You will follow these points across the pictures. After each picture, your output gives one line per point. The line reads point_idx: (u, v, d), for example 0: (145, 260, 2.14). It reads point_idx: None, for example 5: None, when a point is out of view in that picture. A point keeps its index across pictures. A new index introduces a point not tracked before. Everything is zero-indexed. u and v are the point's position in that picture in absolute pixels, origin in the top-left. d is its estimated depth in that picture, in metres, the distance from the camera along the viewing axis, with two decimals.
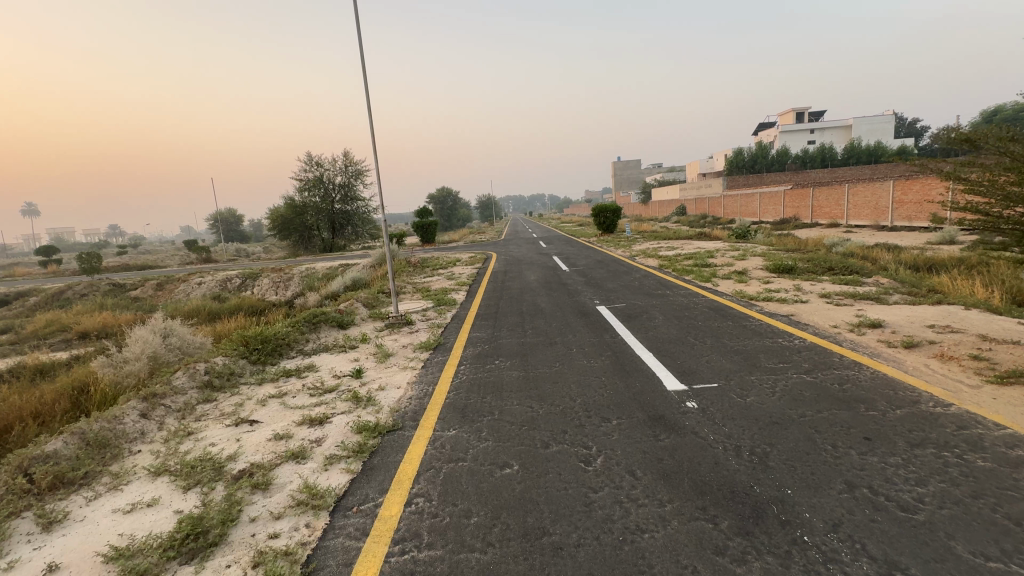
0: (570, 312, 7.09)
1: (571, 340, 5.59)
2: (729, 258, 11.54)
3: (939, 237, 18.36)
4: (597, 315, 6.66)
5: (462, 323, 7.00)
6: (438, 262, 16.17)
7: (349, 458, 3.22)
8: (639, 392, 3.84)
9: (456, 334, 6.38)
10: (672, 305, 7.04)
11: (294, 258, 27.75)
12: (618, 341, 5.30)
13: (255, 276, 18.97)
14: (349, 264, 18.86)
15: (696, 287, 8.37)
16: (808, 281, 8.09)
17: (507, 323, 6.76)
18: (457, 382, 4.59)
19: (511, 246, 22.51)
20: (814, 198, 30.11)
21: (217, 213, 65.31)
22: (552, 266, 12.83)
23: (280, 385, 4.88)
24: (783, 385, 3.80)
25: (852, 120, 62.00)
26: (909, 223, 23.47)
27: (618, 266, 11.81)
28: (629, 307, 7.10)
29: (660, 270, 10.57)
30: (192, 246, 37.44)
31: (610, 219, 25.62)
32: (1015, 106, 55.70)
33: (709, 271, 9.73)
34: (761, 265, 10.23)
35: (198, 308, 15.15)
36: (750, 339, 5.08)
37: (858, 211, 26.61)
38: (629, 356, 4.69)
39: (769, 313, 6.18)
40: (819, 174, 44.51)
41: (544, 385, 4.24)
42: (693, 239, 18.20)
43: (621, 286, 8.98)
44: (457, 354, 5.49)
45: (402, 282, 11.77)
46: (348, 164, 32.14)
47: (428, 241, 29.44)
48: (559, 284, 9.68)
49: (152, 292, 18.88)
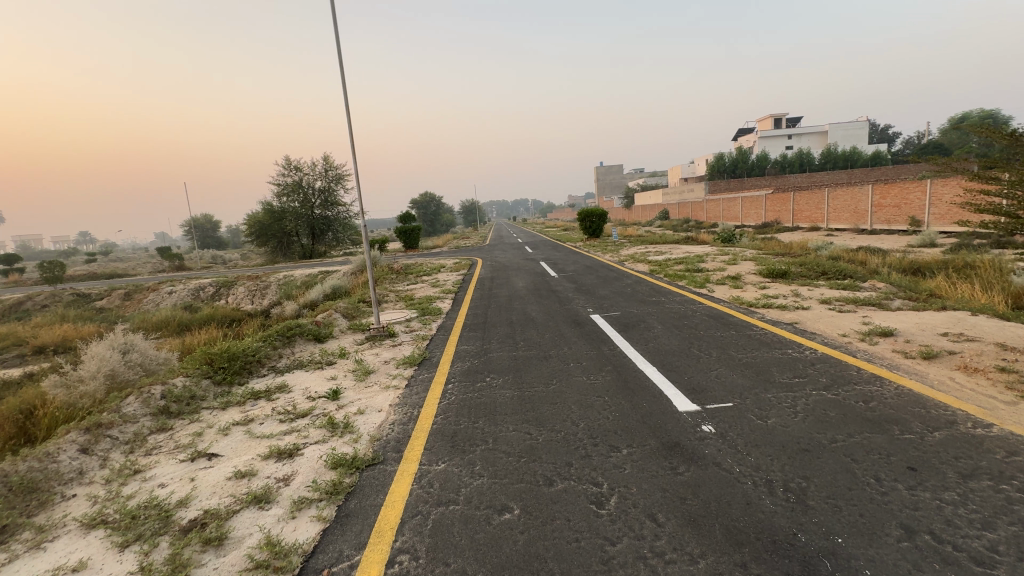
0: (563, 321, 6.71)
1: (568, 353, 5.21)
2: (720, 263, 11.34)
3: (920, 240, 18.57)
4: (592, 325, 6.29)
5: (448, 335, 6.56)
6: (422, 269, 15.67)
7: (321, 503, 2.77)
8: (648, 414, 3.48)
9: (442, 347, 5.94)
10: (669, 313, 6.72)
11: (272, 265, 26.90)
12: (618, 354, 4.94)
13: (230, 284, 18.20)
14: (329, 271, 18.23)
15: (691, 293, 8.08)
16: (805, 286, 7.89)
17: (497, 334, 6.36)
18: (445, 403, 4.15)
19: (496, 251, 22.10)
20: (794, 202, 30.46)
21: (193, 219, 63.61)
22: (540, 272, 12.46)
23: (246, 411, 4.37)
24: (803, 404, 3.48)
25: (828, 126, 63.43)
26: (889, 226, 23.82)
27: (608, 271, 11.50)
28: (625, 315, 6.75)
29: (651, 276, 10.29)
30: (166, 252, 36.16)
31: (596, 224, 25.43)
32: (981, 114, 57.73)
33: (702, 276, 9.49)
34: (753, 270, 10.04)
35: (167, 319, 14.37)
36: (758, 350, 4.77)
37: (838, 215, 26.97)
38: (632, 372, 4.33)
39: (772, 321, 5.90)
40: (798, 178, 45.27)
41: (542, 406, 3.85)
42: (680, 244, 18.09)
43: (613, 292, 8.66)
44: (445, 370, 5.05)
45: (385, 291, 11.26)
46: (329, 168, 31.39)
47: (412, 247, 28.86)
48: (549, 291, 9.32)
49: (119, 302, 17.96)
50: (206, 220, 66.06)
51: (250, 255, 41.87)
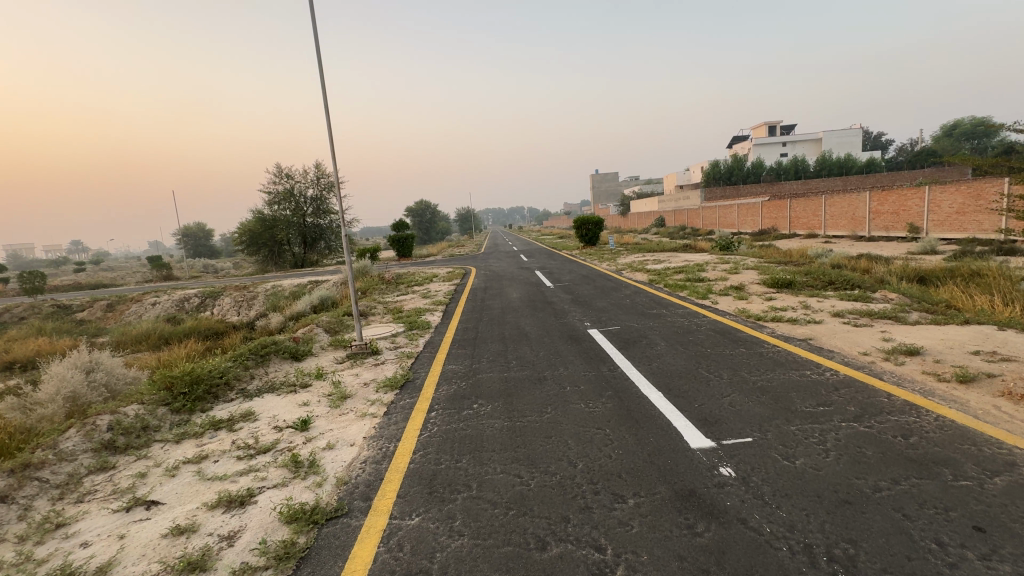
0: (559, 337, 6.26)
1: (563, 374, 4.76)
2: (721, 272, 10.94)
3: (920, 247, 18.31)
4: (589, 341, 5.84)
5: (435, 353, 6.08)
6: (414, 279, 15.22)
7: (267, 572, 2.30)
8: (656, 452, 3.03)
9: (427, 368, 5.47)
10: (672, 327, 6.29)
11: (262, 274, 26.35)
12: (618, 376, 4.50)
13: (216, 295, 17.66)
14: (318, 280, 17.75)
15: (693, 305, 7.67)
16: (813, 297, 7.50)
17: (487, 352, 5.90)
18: (425, 436, 3.68)
19: (490, 260, 21.66)
20: (791, 209, 30.26)
21: (186, 228, 63.37)
22: (535, 282, 12.03)
23: (203, 445, 3.87)
24: (833, 440, 3.04)
25: (822, 134, 63.72)
26: (887, 233, 23.60)
27: (606, 281, 11.09)
28: (625, 330, 6.32)
29: (650, 286, 9.90)
30: (155, 261, 35.49)
31: (592, 231, 25.08)
32: (974, 121, 58.13)
33: (704, 287, 9.10)
34: (756, 279, 9.66)
35: (148, 332, 13.82)
36: (772, 371, 4.33)
37: (835, 221, 26.75)
38: (634, 398, 3.88)
39: (784, 337, 5.47)
40: (793, 185, 45.29)
41: (534, 440, 3.39)
42: (678, 252, 17.76)
43: (611, 304, 8.23)
44: (428, 395, 4.58)
45: (372, 302, 10.79)
46: (321, 176, 30.98)
47: (405, 255, 28.39)
48: (543, 303, 8.89)
49: (101, 314, 17.38)
50: (199, 228, 65.25)
51: (241, 263, 41.31)
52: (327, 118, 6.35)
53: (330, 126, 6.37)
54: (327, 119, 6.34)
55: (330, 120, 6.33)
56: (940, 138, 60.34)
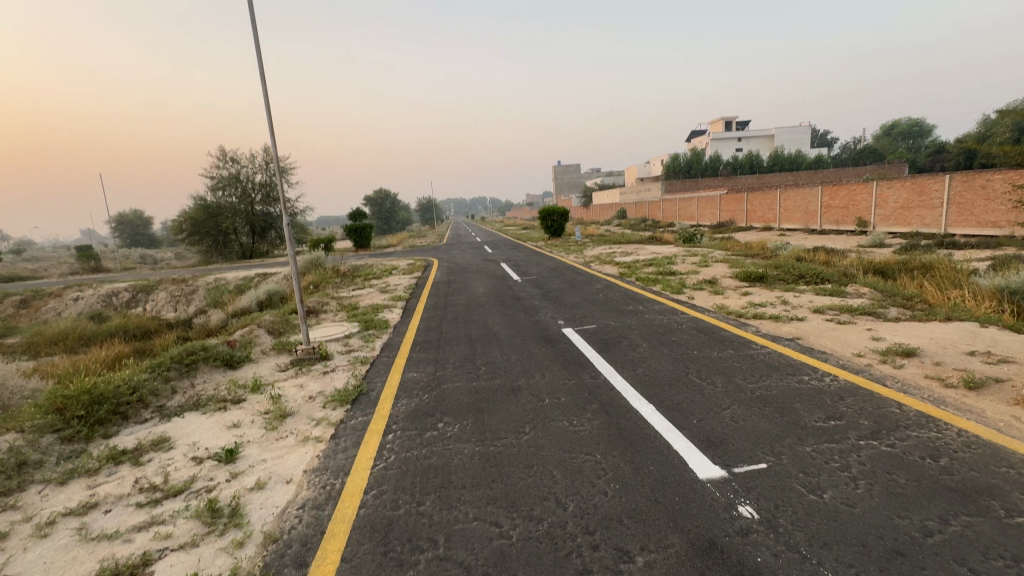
0: (531, 337, 5.72)
1: (540, 383, 4.23)
2: (691, 265, 10.71)
3: (870, 241, 18.97)
4: (565, 342, 5.34)
5: (393, 358, 5.40)
6: (371, 271, 14.31)
7: None
8: (659, 486, 2.54)
9: (384, 377, 4.79)
10: (651, 325, 5.88)
11: (205, 266, 24.47)
12: (603, 385, 4.01)
13: (150, 289, 16.05)
14: (267, 273, 16.49)
15: (669, 300, 7.32)
16: (788, 292, 7.31)
17: (452, 357, 5.26)
18: (380, 468, 3.04)
19: (453, 251, 20.83)
20: (748, 203, 31.01)
21: (121, 215, 58.70)
22: (501, 276, 11.44)
23: (94, 488, 3.07)
24: (857, 463, 2.64)
25: (774, 130, 66.10)
26: (837, 227, 24.47)
27: (575, 274, 10.65)
28: (602, 329, 5.86)
29: (622, 279, 9.53)
30: (83, 252, 32.39)
31: (557, 222, 24.69)
32: (910, 123, 62.00)
33: (677, 281, 8.80)
34: (727, 272, 9.48)
35: (66, 332, 12.30)
36: (768, 377, 3.95)
37: (789, 215, 27.56)
38: (625, 416, 3.40)
39: (771, 336, 5.14)
40: (748, 179, 46.64)
41: (512, 472, 2.82)
42: (644, 244, 17.59)
43: (584, 300, 7.77)
44: (385, 412, 3.92)
45: (324, 298, 9.89)
46: (270, 161, 29.02)
47: (363, 246, 27.08)
48: (512, 298, 8.31)
49: (13, 311, 15.46)
50: (135, 216, 60.32)
51: (183, 254, 38.42)
52: (265, 94, 5.53)
53: (268, 102, 5.56)
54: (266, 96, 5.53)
55: (269, 97, 5.53)
56: (880, 138, 63.85)
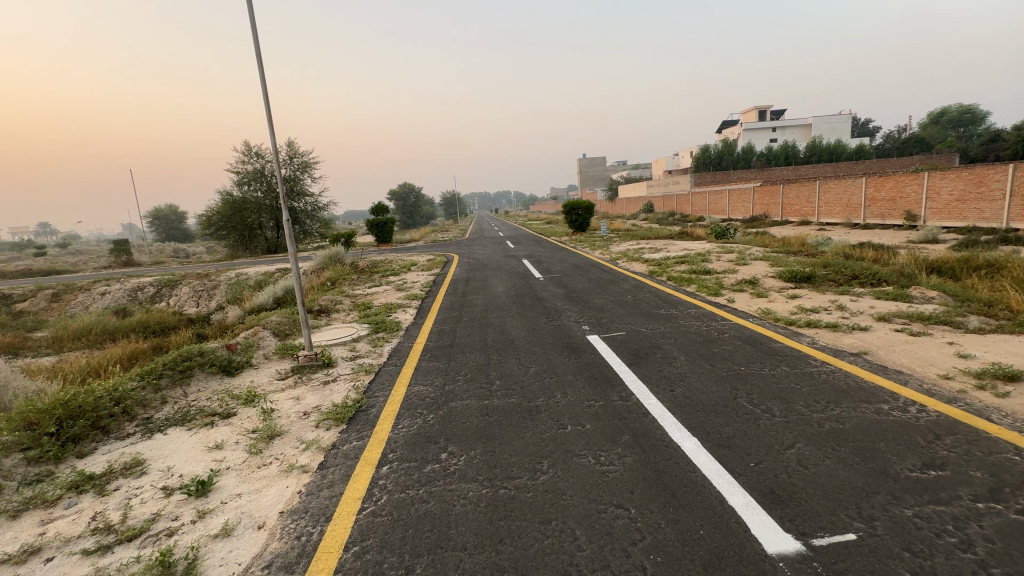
0: (552, 346, 5.15)
1: (562, 404, 3.66)
2: (727, 263, 9.90)
3: (922, 236, 17.55)
4: (590, 354, 4.74)
5: (400, 368, 4.92)
6: (390, 268, 13.95)
7: None
8: (714, 564, 1.95)
9: (388, 390, 4.30)
10: (688, 334, 5.22)
11: (231, 260, 24.72)
12: (635, 410, 3.41)
13: (173, 283, 16.14)
14: (287, 268, 16.36)
15: (707, 304, 6.61)
16: (842, 295, 6.51)
17: (464, 368, 4.73)
18: (367, 515, 2.53)
19: (475, 246, 20.35)
20: (783, 196, 29.51)
21: (157, 210, 60.79)
22: (522, 273, 10.87)
23: (46, 525, 2.68)
24: (984, 539, 1.97)
25: (811, 119, 63.16)
26: (882, 221, 22.89)
27: (600, 272, 9.99)
28: (632, 338, 5.23)
29: (652, 278, 8.84)
30: (118, 245, 33.32)
31: (582, 216, 23.90)
32: (960, 109, 58.34)
33: (714, 281, 8.06)
34: (769, 272, 8.66)
35: (90, 327, 12.38)
36: (837, 405, 3.28)
37: (829, 209, 26.03)
38: (664, 453, 2.81)
39: (832, 350, 4.43)
40: (783, 171, 44.60)
41: (525, 529, 2.27)
42: (674, 240, 16.70)
43: (611, 302, 7.14)
44: (383, 436, 3.43)
45: (338, 296, 9.54)
46: (294, 155, 29.10)
47: (385, 241, 26.92)
48: (532, 299, 7.74)
49: (45, 304, 15.78)
50: (170, 211, 61.96)
51: (213, 248, 39.24)
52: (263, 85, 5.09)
53: (266, 92, 5.11)
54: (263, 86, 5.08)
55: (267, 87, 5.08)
56: (927, 126, 60.18)
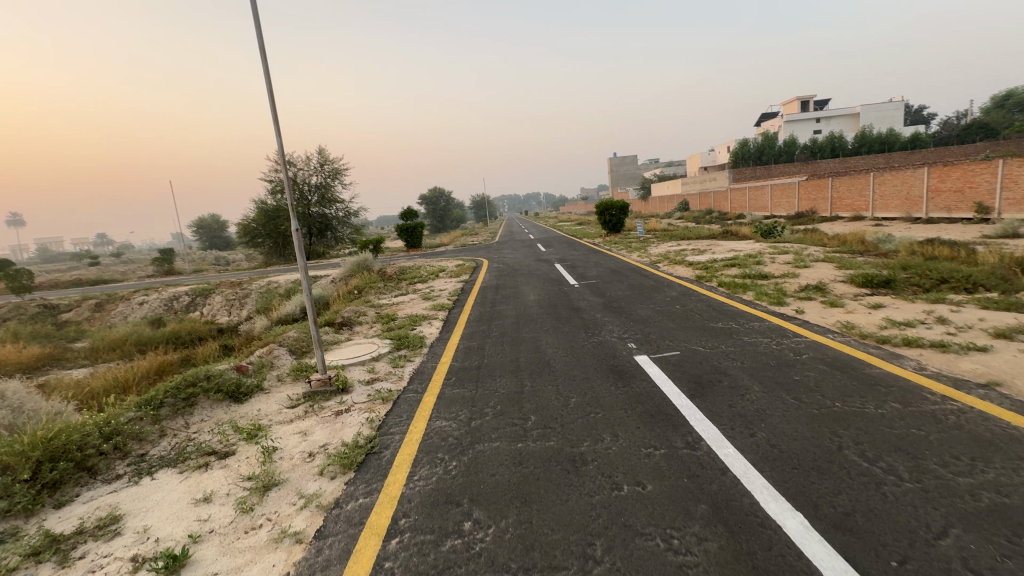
0: (594, 370, 4.45)
1: (612, 451, 2.97)
2: (785, 266, 8.88)
3: (1000, 230, 15.72)
4: (640, 381, 4.02)
5: (421, 395, 4.33)
6: (417, 274, 13.51)
7: None
8: None
9: (405, 426, 3.70)
10: (755, 355, 4.42)
11: (265, 268, 25.01)
12: (710, 466, 2.68)
13: (207, 293, 16.25)
14: (316, 276, 16.21)
15: (770, 315, 5.73)
16: (938, 305, 5.50)
17: (493, 397, 4.09)
18: None
19: (504, 250, 19.78)
20: (833, 189, 27.58)
21: (200, 219, 63.32)
22: (555, 279, 10.16)
23: None
24: None
25: (858, 109, 59.57)
26: (949, 214, 20.86)
27: (641, 278, 9.17)
28: (689, 359, 4.46)
29: (700, 285, 7.97)
30: (163, 255, 34.47)
31: (616, 216, 22.93)
32: None
33: (774, 288, 7.14)
34: (836, 275, 7.64)
35: (126, 338, 12.46)
36: (988, 465, 2.44)
37: (885, 202, 24.07)
38: (761, 539, 2.07)
39: (949, 378, 3.54)
40: (830, 163, 41.99)
41: None
42: (717, 240, 15.59)
43: (657, 313, 6.35)
44: (394, 491, 2.82)
45: (363, 307, 9.11)
46: (325, 162, 29.30)
47: (414, 246, 26.70)
48: (568, 310, 7.04)
49: (88, 314, 16.22)
50: (213, 220, 64.37)
51: (250, 256, 40.18)
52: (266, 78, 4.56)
53: (271, 86, 4.58)
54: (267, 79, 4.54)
55: (271, 80, 4.55)
56: (990, 111, 55.61)
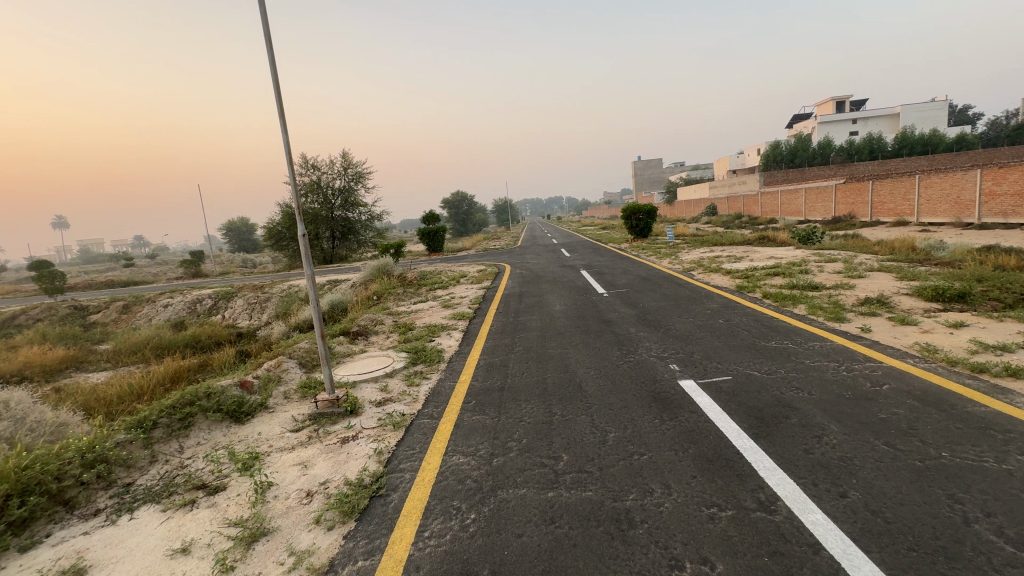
0: (633, 397, 3.88)
1: (665, 510, 2.42)
2: (836, 276, 8.11)
3: None
4: (688, 414, 3.44)
5: (436, 422, 3.84)
6: (438, 280, 13.12)
7: None
8: None
9: (418, 462, 3.21)
10: (824, 384, 3.78)
11: (289, 272, 25.11)
12: (798, 541, 2.10)
13: (229, 296, 16.24)
14: (337, 280, 16.02)
15: (831, 333, 5.06)
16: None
17: (518, 427, 3.57)
18: None
19: (528, 255, 19.24)
20: (873, 193, 26.15)
21: (230, 222, 64.82)
22: (581, 287, 9.62)
23: None
24: None
25: (898, 109, 56.97)
26: (1004, 219, 19.34)
27: (675, 287, 8.54)
28: (745, 388, 3.85)
29: (742, 296, 7.29)
30: (194, 257, 35.15)
31: (643, 221, 22.18)
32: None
33: (828, 301, 6.43)
34: (897, 288, 6.87)
35: (146, 341, 12.41)
36: None
37: (932, 206, 22.60)
38: None
39: None
40: (868, 166, 40.15)
41: None
42: (753, 246, 14.73)
43: (698, 328, 5.73)
44: (400, 553, 2.34)
45: (380, 315, 8.73)
46: (349, 166, 29.38)
47: (436, 250, 26.44)
48: (598, 323, 6.48)
49: (115, 316, 16.42)
50: (243, 224, 65.80)
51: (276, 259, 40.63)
52: (271, 71, 4.20)
53: (277, 80, 4.23)
54: (272, 72, 4.18)
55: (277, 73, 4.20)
56: None
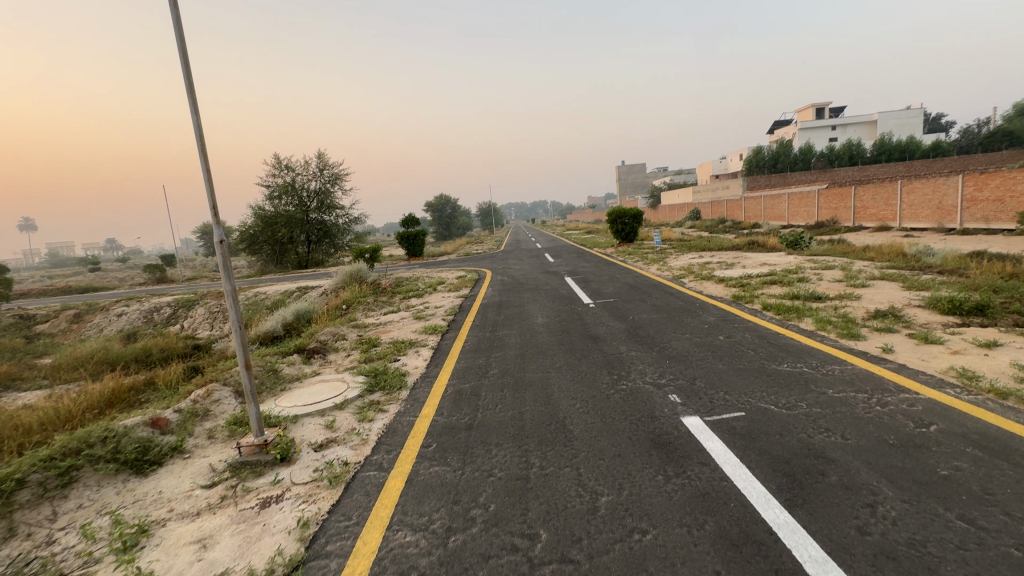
0: (629, 441, 3.16)
1: None
2: (837, 285, 7.55)
3: None
4: (697, 469, 2.73)
5: (384, 476, 3.07)
6: (414, 287, 12.29)
7: None
8: None
9: (350, 542, 2.43)
10: (858, 424, 3.11)
11: (260, 277, 23.92)
12: None
13: (191, 304, 15.17)
14: (307, 287, 15.09)
15: (848, 354, 4.43)
16: None
17: (485, 484, 2.83)
18: None
19: (510, 260, 18.51)
20: (856, 198, 26.14)
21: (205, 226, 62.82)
22: (565, 297, 8.94)
23: None
24: None
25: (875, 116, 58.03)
26: (986, 224, 19.33)
27: (667, 297, 7.89)
28: (763, 428, 3.16)
29: (739, 308, 6.66)
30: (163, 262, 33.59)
31: (629, 225, 21.65)
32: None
33: (835, 314, 5.83)
34: (906, 299, 6.33)
35: (92, 354, 11.31)
36: None
37: (914, 211, 22.61)
38: None
39: None
40: (848, 171, 40.47)
41: None
42: (742, 252, 14.25)
43: (697, 347, 5.06)
44: None
45: (344, 328, 7.89)
46: (325, 167, 28.22)
47: (416, 254, 25.56)
48: (584, 339, 5.77)
49: (64, 326, 15.23)
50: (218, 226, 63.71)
51: None
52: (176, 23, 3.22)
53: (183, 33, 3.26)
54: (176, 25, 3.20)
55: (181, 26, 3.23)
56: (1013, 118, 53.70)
